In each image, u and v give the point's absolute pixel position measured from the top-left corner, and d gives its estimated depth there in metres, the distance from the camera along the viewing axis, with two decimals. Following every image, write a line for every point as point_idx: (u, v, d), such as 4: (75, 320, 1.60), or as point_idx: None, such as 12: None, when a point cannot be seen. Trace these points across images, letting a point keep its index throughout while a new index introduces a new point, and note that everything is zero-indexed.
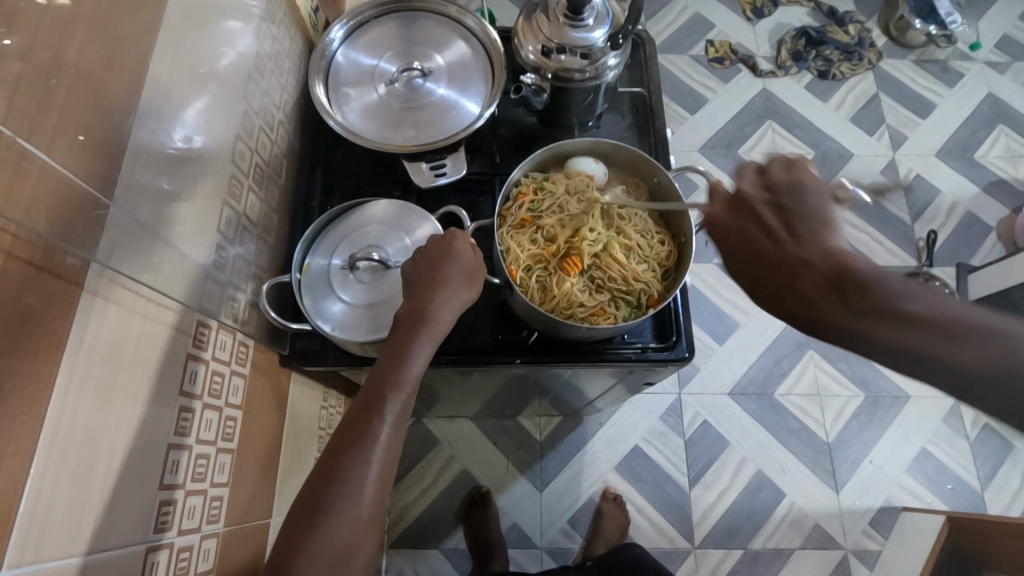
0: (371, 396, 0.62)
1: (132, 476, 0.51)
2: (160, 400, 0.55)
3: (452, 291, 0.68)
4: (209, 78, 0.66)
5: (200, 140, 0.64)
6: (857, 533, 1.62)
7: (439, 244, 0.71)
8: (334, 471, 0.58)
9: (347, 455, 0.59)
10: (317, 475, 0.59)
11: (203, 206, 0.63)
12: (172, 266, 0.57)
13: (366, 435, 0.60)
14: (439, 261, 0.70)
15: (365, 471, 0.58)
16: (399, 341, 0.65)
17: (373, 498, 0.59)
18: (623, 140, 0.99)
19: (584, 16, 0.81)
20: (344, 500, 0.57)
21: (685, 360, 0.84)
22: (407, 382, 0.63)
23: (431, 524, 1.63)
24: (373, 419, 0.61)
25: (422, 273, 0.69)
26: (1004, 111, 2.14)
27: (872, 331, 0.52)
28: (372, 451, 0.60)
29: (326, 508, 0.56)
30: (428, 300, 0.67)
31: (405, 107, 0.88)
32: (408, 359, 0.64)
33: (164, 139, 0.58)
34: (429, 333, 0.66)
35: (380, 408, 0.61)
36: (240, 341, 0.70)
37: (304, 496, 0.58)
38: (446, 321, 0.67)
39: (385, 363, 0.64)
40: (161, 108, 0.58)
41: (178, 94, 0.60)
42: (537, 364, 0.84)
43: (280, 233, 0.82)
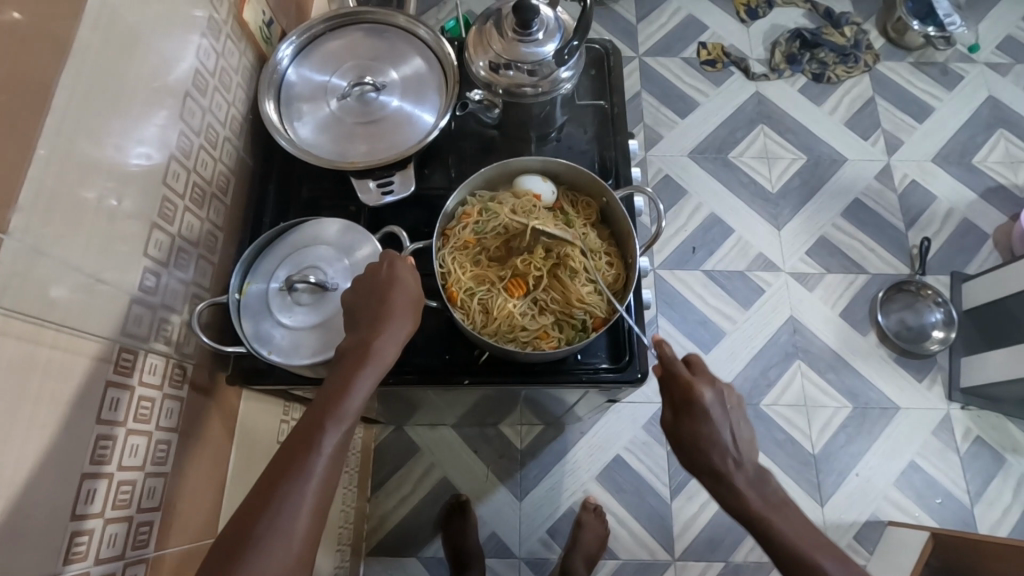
0: (310, 426, 0.59)
1: (36, 510, 0.50)
2: (72, 429, 0.54)
3: (398, 321, 0.67)
4: (163, 93, 0.68)
5: (158, 155, 0.67)
6: (842, 547, 1.59)
7: (386, 270, 0.70)
8: (261, 511, 0.53)
9: (280, 485, 0.54)
10: (246, 508, 0.54)
11: (131, 229, 0.63)
12: (88, 293, 0.56)
13: (303, 465, 0.56)
14: (385, 290, 0.69)
15: (300, 503, 0.54)
16: (343, 371, 0.63)
17: (307, 534, 0.54)
18: (585, 154, 0.96)
19: (533, 30, 0.79)
20: (275, 534, 0.52)
21: (639, 381, 0.82)
22: (350, 412, 0.61)
23: (409, 532, 1.63)
24: (312, 449, 0.57)
25: (369, 302, 0.68)
26: (1004, 115, 2.09)
27: (749, 506, 0.68)
28: (309, 482, 0.55)
29: (254, 543, 0.51)
30: (374, 329, 0.66)
31: (356, 123, 0.86)
32: (352, 388, 0.62)
33: (114, 154, 0.60)
34: (373, 364, 0.64)
35: (319, 438, 0.58)
36: (174, 364, 0.69)
37: (223, 540, 0.52)
38: (390, 353, 0.65)
39: (327, 395, 0.61)
40: (113, 125, 0.60)
41: (123, 114, 0.62)
42: (486, 384, 0.83)
43: (226, 251, 0.81)
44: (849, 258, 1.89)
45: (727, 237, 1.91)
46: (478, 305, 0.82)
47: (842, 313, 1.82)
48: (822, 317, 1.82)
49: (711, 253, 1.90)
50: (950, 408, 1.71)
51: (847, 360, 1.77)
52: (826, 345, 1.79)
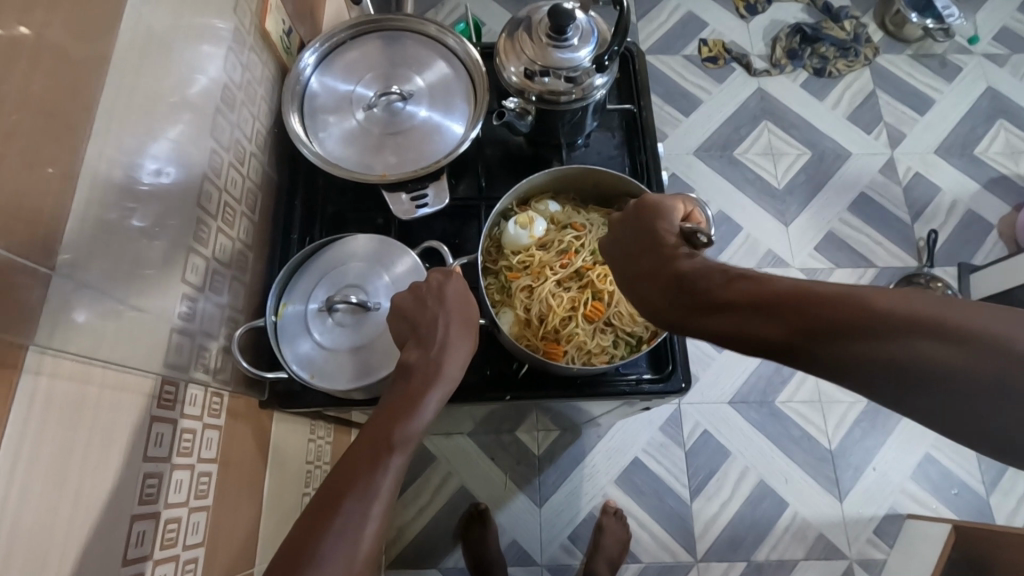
0: (375, 444, 0.56)
1: (90, 559, 0.47)
2: (121, 471, 0.51)
3: (461, 339, 0.64)
4: (181, 107, 0.63)
5: (171, 173, 0.61)
6: (862, 542, 1.59)
7: (446, 288, 0.67)
8: (324, 532, 0.50)
9: (343, 505, 0.52)
10: (307, 525, 0.51)
11: (167, 255, 0.60)
12: (131, 325, 0.54)
13: (368, 484, 0.53)
14: (446, 304, 0.66)
15: (362, 524, 0.51)
16: (408, 389, 0.60)
17: (367, 559, 0.50)
18: (614, 159, 0.96)
19: (568, 36, 0.77)
20: (338, 554, 0.49)
21: (682, 391, 0.80)
22: (415, 434, 0.57)
23: (428, 544, 1.60)
24: (377, 467, 0.54)
25: (425, 319, 0.65)
26: (1003, 106, 2.10)
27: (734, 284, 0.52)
28: (373, 503, 0.53)
29: (317, 563, 0.48)
30: (440, 346, 0.63)
31: (385, 133, 0.84)
32: (418, 409, 0.59)
33: (132, 176, 0.56)
34: (439, 384, 0.61)
35: (386, 457, 0.55)
36: (213, 392, 0.67)
37: (285, 559, 0.49)
38: (456, 372, 0.63)
39: (391, 412, 0.58)
40: (125, 143, 0.55)
41: (136, 130, 0.56)
42: (528, 399, 0.81)
43: (256, 271, 0.79)
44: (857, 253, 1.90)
45: (736, 234, 1.91)
46: (533, 328, 0.82)
47: None
48: None
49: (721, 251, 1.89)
50: None
51: None
52: None
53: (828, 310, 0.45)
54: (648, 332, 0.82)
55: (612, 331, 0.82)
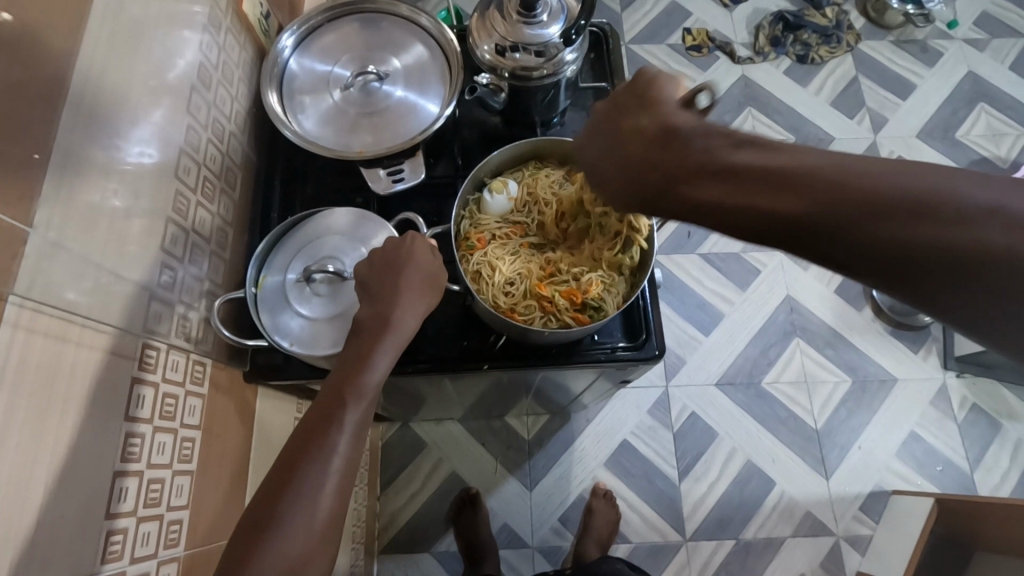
0: (330, 402, 0.59)
1: (71, 509, 0.49)
2: (103, 426, 0.53)
3: (413, 296, 0.66)
4: (160, 91, 0.66)
5: (154, 153, 0.64)
6: (848, 519, 1.62)
7: (401, 250, 0.68)
8: (285, 487, 0.54)
9: (304, 460, 0.55)
10: (270, 487, 0.54)
11: (146, 226, 0.62)
12: (109, 290, 0.56)
13: (326, 439, 0.57)
14: (397, 265, 0.67)
15: (323, 477, 0.55)
16: (360, 346, 0.63)
17: (332, 510, 0.55)
18: None
19: (537, 12, 0.79)
20: (301, 506, 0.53)
21: (656, 359, 0.83)
22: (368, 390, 0.60)
23: (421, 529, 1.62)
24: (332, 425, 0.57)
25: (381, 281, 0.66)
26: (984, 89, 2.13)
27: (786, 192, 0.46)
28: (332, 455, 0.56)
29: (282, 514, 0.53)
30: (390, 304, 0.65)
31: (361, 112, 0.86)
32: (369, 365, 0.61)
33: (114, 156, 0.58)
34: (390, 341, 0.63)
35: (341, 412, 0.58)
36: (195, 360, 0.68)
37: (252, 513, 0.54)
38: (408, 328, 0.65)
39: (344, 370, 0.61)
40: (105, 126, 0.57)
41: (117, 112, 0.58)
42: (505, 369, 0.83)
43: (237, 247, 0.81)
44: None
45: None
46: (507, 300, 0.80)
47: (837, 289, 1.85)
48: (819, 295, 1.84)
49: (707, 236, 1.92)
50: (947, 377, 1.75)
51: (844, 335, 1.80)
52: (823, 322, 1.82)
53: (886, 230, 0.43)
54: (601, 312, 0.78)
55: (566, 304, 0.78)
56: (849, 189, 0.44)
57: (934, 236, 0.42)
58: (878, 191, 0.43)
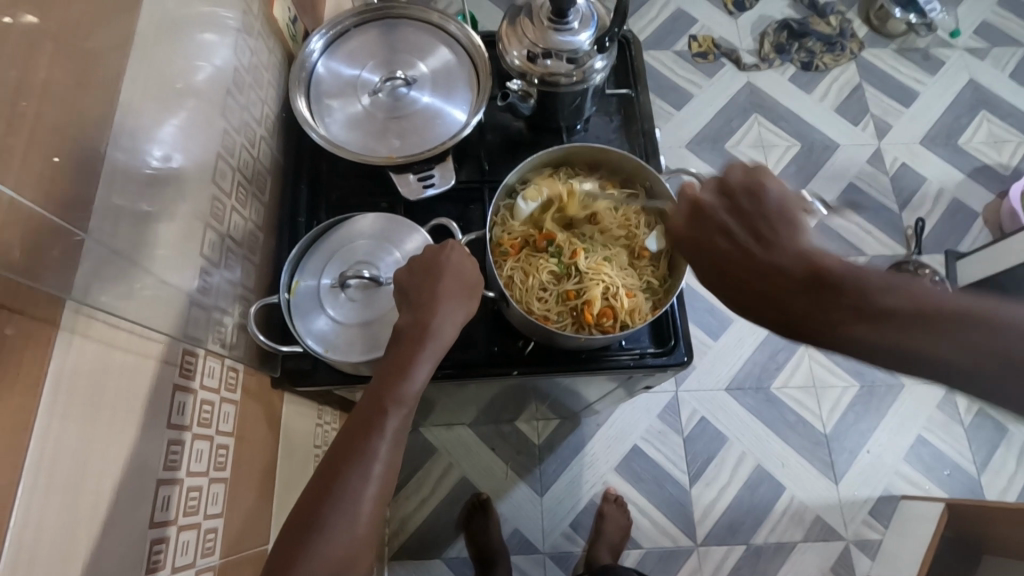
0: (371, 409, 0.59)
1: (120, 518, 0.49)
2: (149, 434, 0.53)
3: (453, 304, 0.65)
4: (186, 94, 0.64)
5: (178, 158, 0.62)
6: (858, 523, 1.63)
7: (442, 258, 0.67)
8: (326, 493, 0.54)
9: (345, 467, 0.55)
10: (313, 491, 0.55)
11: (184, 231, 0.61)
12: (154, 295, 0.55)
13: (366, 446, 0.56)
14: (437, 272, 0.67)
15: (364, 484, 0.55)
16: (399, 353, 0.62)
17: (370, 516, 0.55)
18: (613, 143, 0.98)
19: (569, 19, 0.79)
20: (343, 513, 0.53)
21: (684, 364, 0.83)
22: (409, 397, 0.60)
23: (432, 535, 1.62)
24: (373, 432, 0.57)
25: (422, 287, 0.66)
26: (985, 97, 2.16)
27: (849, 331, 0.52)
28: (372, 462, 0.56)
29: (325, 519, 0.53)
30: (429, 311, 0.64)
31: (389, 118, 0.86)
32: (410, 372, 0.61)
33: (138, 159, 0.55)
34: (430, 349, 0.62)
35: (381, 419, 0.58)
36: (229, 367, 0.68)
37: (294, 519, 0.54)
38: (447, 336, 0.64)
39: (383, 377, 0.61)
40: (129, 129, 0.54)
41: (141, 113, 0.56)
42: (534, 374, 0.83)
43: (266, 253, 0.80)
44: (847, 241, 1.94)
45: None
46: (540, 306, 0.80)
47: None
48: None
49: None
50: (953, 382, 1.76)
51: None
52: None
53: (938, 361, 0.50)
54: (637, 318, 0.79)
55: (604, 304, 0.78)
56: (884, 332, 0.51)
57: (973, 363, 0.48)
58: (925, 330, 0.50)
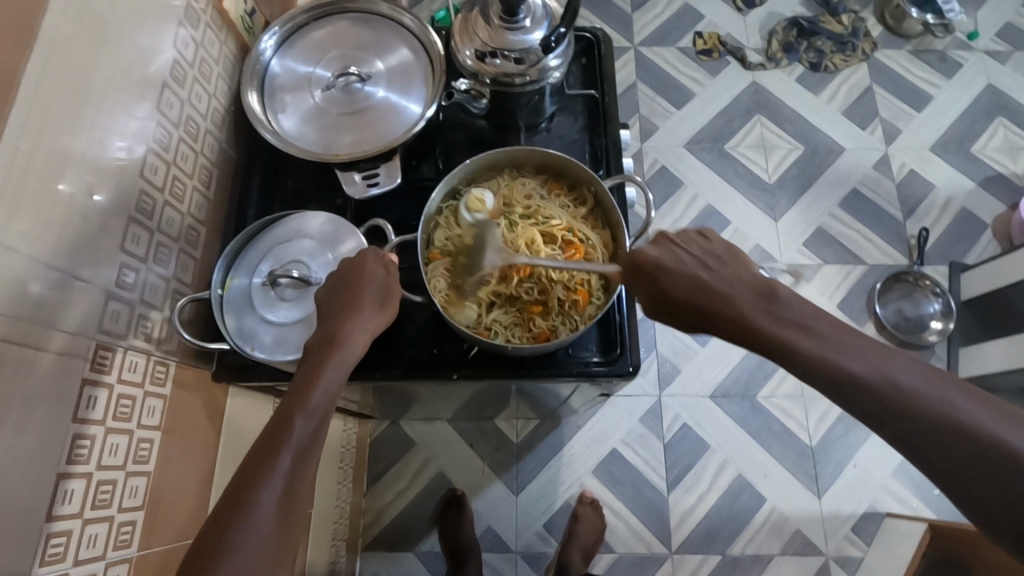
0: (279, 424, 0.57)
1: (8, 512, 0.49)
2: (48, 430, 0.53)
3: (366, 313, 0.65)
4: (147, 85, 0.68)
5: (141, 148, 0.67)
6: (840, 538, 1.59)
7: (361, 267, 0.68)
8: (227, 516, 0.51)
9: (248, 487, 0.52)
10: (214, 517, 0.51)
11: (107, 225, 0.61)
12: (62, 290, 0.55)
13: (273, 461, 0.54)
14: (352, 283, 0.67)
15: (270, 501, 0.52)
16: (310, 367, 0.61)
17: (279, 537, 0.52)
18: (575, 144, 0.95)
19: (520, 17, 0.77)
20: (247, 535, 0.50)
21: (630, 375, 0.81)
22: (320, 407, 0.59)
23: (405, 528, 1.62)
24: (282, 446, 0.55)
25: (337, 300, 0.66)
26: (1003, 102, 2.06)
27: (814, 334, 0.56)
28: (280, 479, 0.54)
29: (225, 545, 0.49)
30: (342, 321, 0.64)
31: (341, 113, 0.85)
32: (319, 382, 0.60)
33: (104, 149, 0.61)
34: (341, 356, 0.62)
35: (289, 434, 0.56)
36: (156, 361, 0.68)
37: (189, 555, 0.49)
38: (359, 345, 0.64)
39: (294, 391, 0.59)
40: (90, 119, 0.59)
41: (105, 107, 0.61)
42: (475, 379, 0.82)
43: (209, 246, 0.80)
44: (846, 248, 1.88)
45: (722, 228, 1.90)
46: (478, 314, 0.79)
47: (840, 304, 1.81)
48: None
49: None
50: None
51: None
52: None
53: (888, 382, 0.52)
54: (571, 326, 0.79)
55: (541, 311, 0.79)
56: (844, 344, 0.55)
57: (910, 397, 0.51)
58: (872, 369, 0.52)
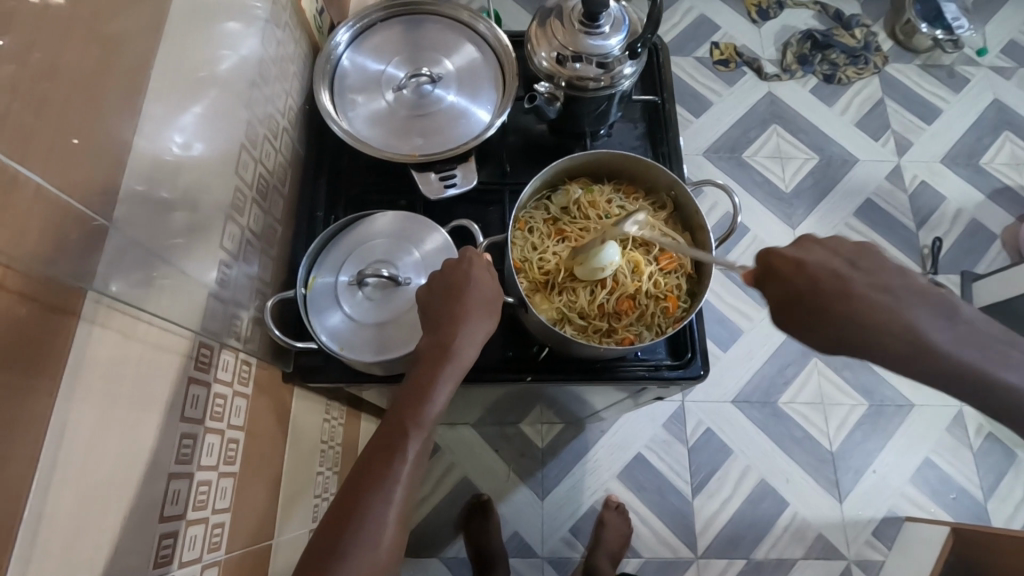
0: (391, 434, 0.57)
1: (129, 511, 0.48)
2: (160, 430, 0.52)
3: (473, 323, 0.64)
4: (209, 82, 0.62)
5: (199, 146, 0.60)
6: (861, 543, 1.61)
7: (467, 273, 0.67)
8: (346, 524, 0.52)
9: (365, 496, 0.53)
10: (333, 518, 0.53)
11: (204, 222, 0.60)
12: (173, 286, 0.54)
13: (387, 472, 0.55)
14: (458, 290, 0.66)
15: (384, 512, 0.53)
16: (420, 376, 0.61)
17: (393, 544, 0.52)
18: (636, 149, 0.97)
19: (600, 23, 0.79)
20: (364, 543, 0.51)
21: (701, 378, 0.82)
22: (429, 420, 0.59)
23: (430, 534, 1.61)
24: (394, 457, 0.56)
25: (443, 307, 0.65)
26: (1009, 118, 2.13)
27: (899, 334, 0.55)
28: (393, 490, 0.54)
29: (344, 551, 0.51)
30: (450, 331, 0.63)
31: (413, 115, 0.85)
32: (430, 394, 0.59)
33: (159, 145, 0.54)
34: (451, 369, 0.61)
35: (401, 445, 0.57)
36: (243, 360, 0.67)
37: (310, 555, 0.51)
38: (468, 355, 0.63)
39: (405, 399, 0.60)
40: (148, 112, 0.52)
41: (160, 96, 0.54)
42: (549, 381, 0.81)
43: (283, 246, 0.79)
44: None
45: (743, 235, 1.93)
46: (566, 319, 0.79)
47: None
48: None
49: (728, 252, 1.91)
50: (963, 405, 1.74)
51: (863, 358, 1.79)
52: None
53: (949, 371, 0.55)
54: (655, 332, 0.79)
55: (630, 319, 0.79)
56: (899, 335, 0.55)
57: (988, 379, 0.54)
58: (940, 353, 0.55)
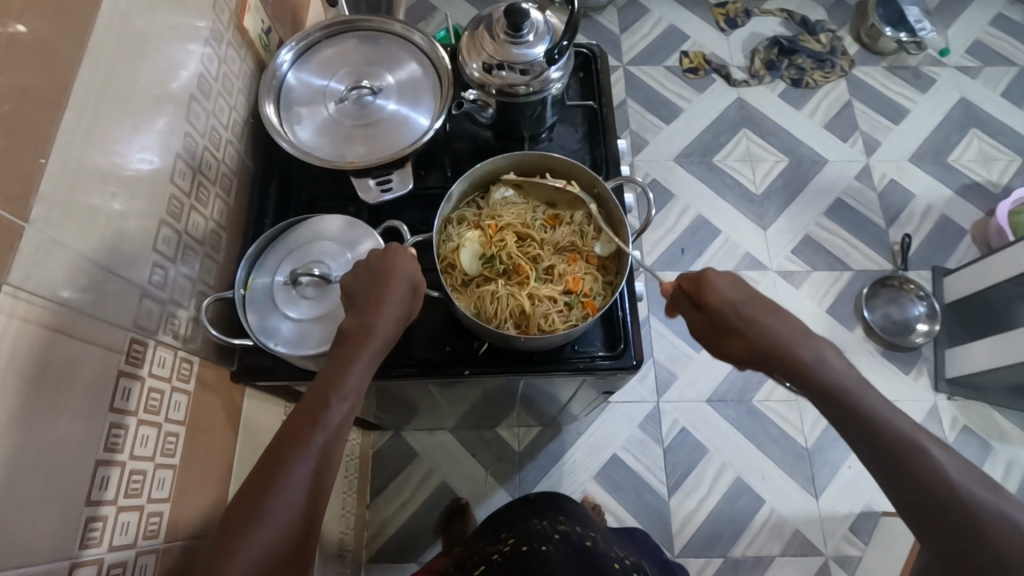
0: (314, 405, 0.61)
1: (53, 493, 0.52)
2: (85, 418, 0.55)
3: (396, 307, 0.68)
4: (164, 100, 0.69)
5: (156, 160, 0.68)
6: (838, 538, 1.61)
7: (392, 260, 0.70)
8: (265, 486, 0.55)
9: (285, 461, 0.57)
10: (253, 482, 0.56)
11: (141, 226, 0.65)
12: (102, 285, 0.58)
13: (308, 439, 0.58)
14: (383, 276, 0.69)
15: (304, 473, 0.57)
16: (344, 353, 0.65)
17: (311, 500, 0.56)
18: (576, 152, 1.00)
19: (523, 32, 0.83)
20: (282, 502, 0.55)
21: (634, 368, 0.85)
22: (351, 391, 0.63)
23: (409, 539, 1.62)
24: (316, 425, 0.59)
25: (369, 291, 0.69)
26: (976, 115, 2.16)
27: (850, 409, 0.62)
28: (314, 455, 0.58)
29: (263, 510, 0.54)
30: (373, 314, 0.67)
31: (355, 125, 0.89)
32: (351, 368, 0.63)
33: (121, 161, 0.62)
34: (373, 346, 0.65)
35: (323, 415, 0.60)
36: (182, 358, 0.71)
37: (232, 515, 0.55)
38: (388, 334, 0.67)
39: (328, 374, 0.63)
40: (99, 142, 0.59)
41: (123, 122, 0.62)
42: (487, 374, 0.85)
43: (229, 251, 0.84)
44: (833, 255, 1.94)
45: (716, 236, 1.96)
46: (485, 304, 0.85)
47: (829, 309, 1.86)
48: (811, 314, 1.85)
49: (700, 253, 1.94)
50: (937, 398, 1.75)
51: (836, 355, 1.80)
52: None
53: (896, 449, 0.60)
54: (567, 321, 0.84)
55: (545, 309, 0.84)
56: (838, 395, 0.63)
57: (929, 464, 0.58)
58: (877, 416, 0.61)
